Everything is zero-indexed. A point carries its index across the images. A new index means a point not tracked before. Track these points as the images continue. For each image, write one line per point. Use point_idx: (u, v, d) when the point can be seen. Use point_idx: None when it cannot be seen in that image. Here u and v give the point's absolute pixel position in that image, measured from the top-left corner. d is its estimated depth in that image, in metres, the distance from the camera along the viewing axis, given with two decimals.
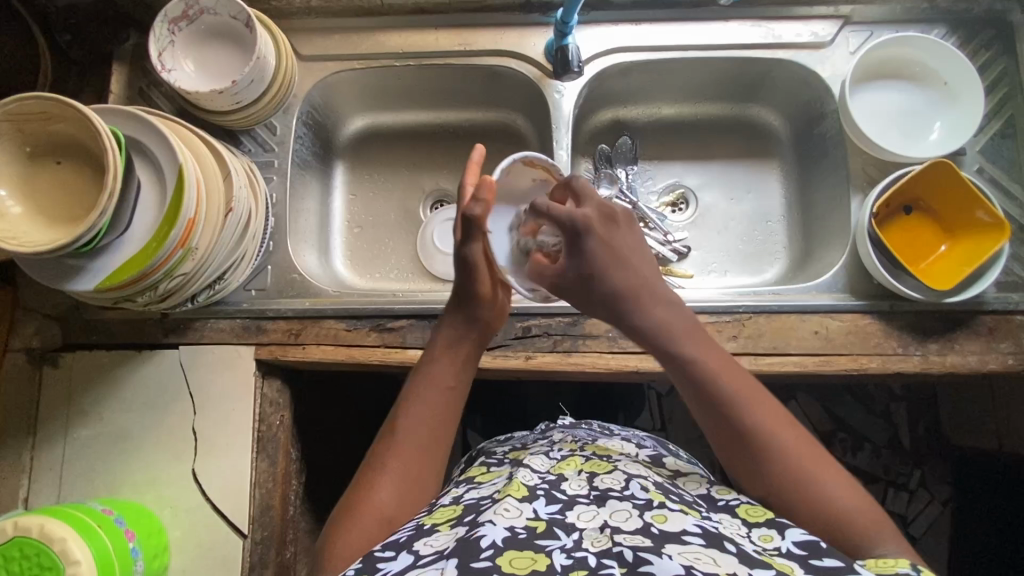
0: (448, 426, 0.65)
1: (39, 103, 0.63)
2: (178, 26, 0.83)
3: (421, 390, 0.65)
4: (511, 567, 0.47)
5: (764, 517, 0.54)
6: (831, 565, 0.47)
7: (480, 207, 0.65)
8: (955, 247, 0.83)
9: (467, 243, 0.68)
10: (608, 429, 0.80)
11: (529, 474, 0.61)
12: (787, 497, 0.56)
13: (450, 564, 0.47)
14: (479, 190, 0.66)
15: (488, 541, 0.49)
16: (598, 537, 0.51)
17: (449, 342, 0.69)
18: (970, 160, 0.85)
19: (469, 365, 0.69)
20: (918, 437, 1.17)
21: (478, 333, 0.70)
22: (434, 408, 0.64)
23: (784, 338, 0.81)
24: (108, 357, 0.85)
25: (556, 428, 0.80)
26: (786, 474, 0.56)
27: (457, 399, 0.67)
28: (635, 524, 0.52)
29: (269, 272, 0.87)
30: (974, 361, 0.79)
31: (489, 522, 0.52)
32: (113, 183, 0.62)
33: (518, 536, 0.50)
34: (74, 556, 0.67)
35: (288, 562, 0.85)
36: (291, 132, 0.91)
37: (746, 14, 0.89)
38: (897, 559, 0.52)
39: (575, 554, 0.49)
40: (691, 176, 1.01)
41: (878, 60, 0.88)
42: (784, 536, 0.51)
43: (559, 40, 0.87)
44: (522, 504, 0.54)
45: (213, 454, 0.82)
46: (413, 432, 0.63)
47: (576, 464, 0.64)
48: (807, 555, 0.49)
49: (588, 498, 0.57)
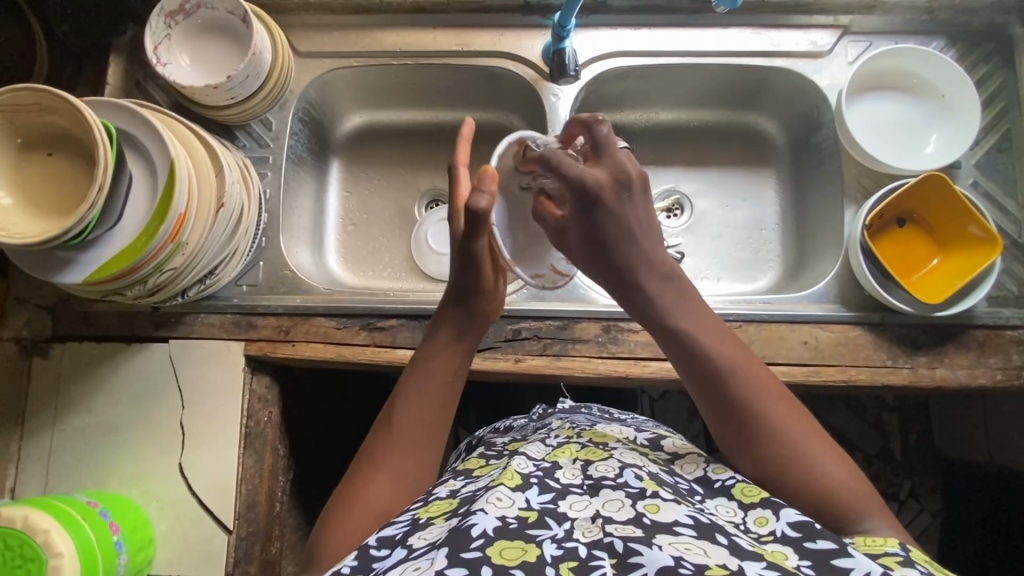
0: (445, 419, 0.65)
1: (32, 94, 0.63)
2: (174, 19, 0.83)
3: (418, 385, 0.65)
4: (501, 559, 0.47)
5: (759, 497, 0.55)
6: (826, 547, 0.48)
7: (486, 199, 0.62)
8: (947, 260, 0.83)
9: (475, 238, 0.65)
10: (608, 415, 0.80)
11: (523, 462, 0.60)
12: (774, 473, 0.57)
13: (441, 553, 0.47)
14: (483, 181, 0.63)
15: (478, 530, 0.48)
16: (589, 527, 0.51)
17: (448, 337, 0.68)
18: (965, 173, 0.85)
19: (466, 361, 0.69)
20: (909, 447, 1.17)
21: (473, 331, 0.70)
22: (431, 404, 0.64)
23: (774, 348, 0.80)
24: (97, 349, 0.85)
25: (553, 414, 0.80)
26: (774, 452, 0.57)
27: (453, 394, 0.66)
28: (627, 513, 0.52)
29: (261, 268, 0.87)
30: (963, 375, 0.79)
31: (480, 511, 0.51)
32: (102, 176, 0.61)
33: (508, 525, 0.50)
34: (56, 549, 0.67)
35: (273, 558, 0.85)
36: (286, 128, 0.90)
37: (745, 21, 0.89)
38: (885, 537, 0.52)
39: (566, 544, 0.49)
40: (686, 182, 1.01)
41: (875, 71, 0.88)
42: (778, 517, 0.52)
43: (556, 43, 0.87)
44: (514, 494, 0.54)
45: (201, 447, 0.82)
46: (409, 428, 0.63)
47: (570, 452, 0.63)
48: (801, 538, 0.50)
49: (581, 489, 0.56)
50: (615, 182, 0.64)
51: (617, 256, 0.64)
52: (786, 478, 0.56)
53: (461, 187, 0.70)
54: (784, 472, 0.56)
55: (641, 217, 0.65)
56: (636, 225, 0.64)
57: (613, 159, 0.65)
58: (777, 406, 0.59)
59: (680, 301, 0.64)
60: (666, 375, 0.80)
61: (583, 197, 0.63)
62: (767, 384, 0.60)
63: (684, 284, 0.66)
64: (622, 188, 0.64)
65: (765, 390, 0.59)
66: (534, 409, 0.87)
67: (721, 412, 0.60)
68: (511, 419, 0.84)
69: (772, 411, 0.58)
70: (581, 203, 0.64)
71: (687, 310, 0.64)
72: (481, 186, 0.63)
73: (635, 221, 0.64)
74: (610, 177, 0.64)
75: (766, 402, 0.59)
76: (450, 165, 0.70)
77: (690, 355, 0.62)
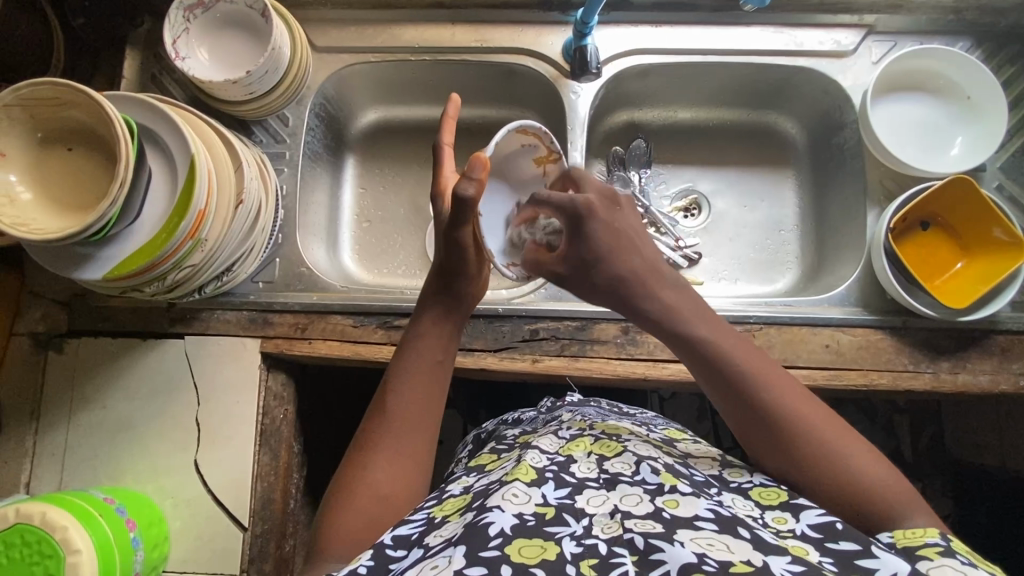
0: (439, 398, 0.63)
1: (53, 88, 0.62)
2: (193, 13, 0.82)
3: (408, 367, 0.63)
4: (521, 557, 0.45)
5: (778, 500, 0.54)
6: (849, 548, 0.47)
7: (475, 186, 0.61)
8: (971, 264, 0.82)
9: (458, 227, 0.65)
10: (616, 409, 0.77)
11: (537, 456, 0.57)
12: (805, 475, 0.55)
13: (458, 551, 0.45)
14: (471, 168, 0.60)
15: (496, 528, 0.47)
16: (608, 523, 0.49)
17: (436, 319, 0.67)
18: (990, 177, 0.84)
19: (456, 339, 0.67)
20: (921, 450, 1.15)
21: (460, 309, 0.69)
22: (424, 381, 0.63)
23: (795, 351, 0.80)
24: (113, 344, 0.84)
25: (562, 406, 0.78)
26: (803, 452, 0.55)
27: (446, 373, 0.65)
28: (646, 508, 0.50)
29: (277, 264, 0.87)
30: (985, 381, 0.78)
31: (497, 508, 0.49)
32: (124, 172, 0.61)
33: (527, 523, 0.48)
34: (75, 545, 0.67)
35: (287, 556, 0.85)
36: (303, 124, 0.90)
37: (768, 19, 0.88)
38: (924, 528, 0.50)
39: (585, 542, 0.48)
40: (704, 182, 1.00)
41: (902, 71, 0.87)
42: (798, 518, 0.51)
43: (577, 40, 0.86)
44: (531, 490, 0.52)
45: (216, 445, 0.82)
46: (403, 407, 0.61)
47: (584, 446, 0.61)
48: (823, 539, 0.48)
49: (597, 483, 0.54)
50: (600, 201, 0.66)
51: (617, 272, 0.63)
52: (818, 479, 0.54)
53: (444, 166, 0.70)
54: (814, 473, 0.55)
55: (632, 229, 0.66)
56: (633, 236, 0.65)
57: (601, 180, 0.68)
58: (801, 406, 0.57)
59: (689, 307, 0.63)
60: (685, 377, 0.80)
61: (574, 221, 0.64)
62: (784, 381, 0.58)
63: (687, 289, 0.64)
64: (612, 206, 0.66)
65: (780, 386, 0.58)
66: (545, 402, 0.85)
67: (742, 416, 0.58)
68: (522, 410, 0.83)
69: (798, 411, 0.57)
70: (576, 231, 0.64)
71: (695, 316, 0.62)
72: (472, 174, 0.60)
73: (631, 232, 0.66)
74: (601, 196, 0.66)
75: (790, 404, 0.57)
76: (434, 143, 0.70)
77: (704, 360, 0.60)
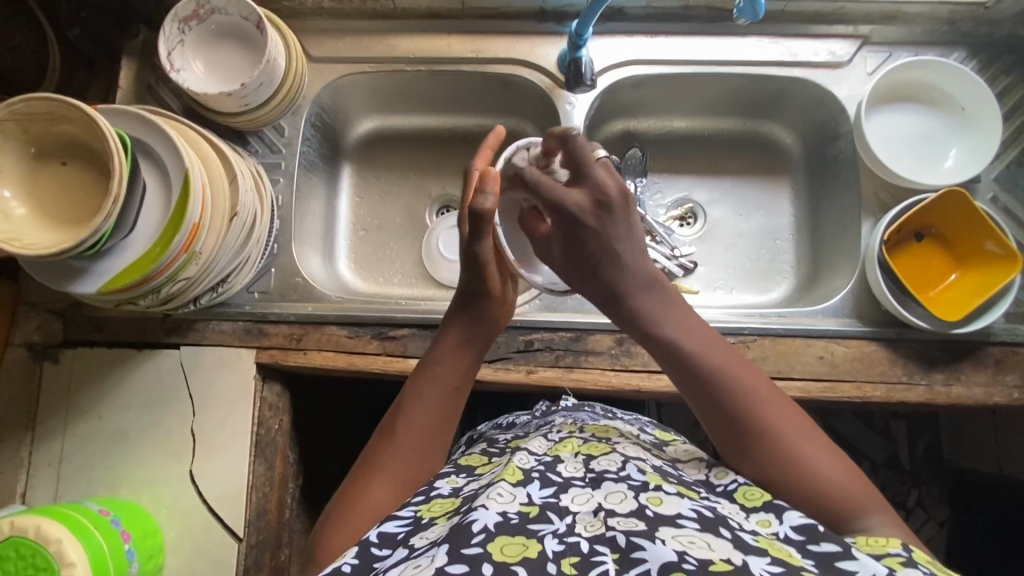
0: (449, 426, 0.63)
1: (45, 104, 0.62)
2: (188, 25, 0.82)
3: (427, 389, 0.62)
4: (502, 556, 0.45)
5: (761, 500, 0.53)
6: (828, 550, 0.46)
7: (489, 200, 0.62)
8: (965, 276, 0.82)
9: (477, 239, 0.64)
10: (609, 414, 0.77)
11: (525, 457, 0.58)
12: (779, 477, 0.54)
13: (442, 549, 0.45)
14: (485, 182, 0.63)
15: (479, 525, 0.47)
16: (591, 522, 0.49)
17: (458, 341, 0.65)
18: (984, 188, 0.84)
19: (474, 368, 0.66)
20: (917, 456, 1.14)
21: (484, 332, 0.67)
22: (436, 410, 0.62)
23: (789, 363, 0.80)
24: (109, 355, 0.85)
25: (556, 411, 0.76)
26: (773, 449, 0.55)
27: (460, 399, 0.64)
28: (630, 505, 0.50)
29: (272, 275, 0.87)
30: (979, 393, 0.78)
31: (482, 507, 0.49)
32: (118, 187, 0.61)
33: (510, 520, 0.48)
34: (68, 558, 0.67)
35: (282, 565, 0.85)
36: (299, 134, 0.90)
37: (763, 30, 0.88)
38: (887, 537, 0.50)
39: (567, 539, 0.47)
40: (700, 191, 1.00)
41: (895, 82, 0.87)
42: (781, 521, 0.51)
43: (572, 52, 0.86)
44: (516, 489, 0.52)
45: (211, 455, 0.82)
46: (416, 431, 0.60)
47: (572, 447, 0.61)
48: (805, 541, 0.48)
49: (583, 481, 0.54)
50: (594, 206, 0.60)
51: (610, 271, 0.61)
52: (795, 482, 0.54)
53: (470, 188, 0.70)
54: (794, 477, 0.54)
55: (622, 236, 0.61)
56: (619, 244, 0.60)
57: (591, 180, 0.60)
58: (778, 410, 0.56)
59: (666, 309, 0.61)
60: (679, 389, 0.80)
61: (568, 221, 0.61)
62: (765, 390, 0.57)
63: (666, 291, 0.62)
64: (603, 211, 0.60)
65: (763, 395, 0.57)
66: (539, 405, 0.84)
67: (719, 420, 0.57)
68: (516, 413, 0.83)
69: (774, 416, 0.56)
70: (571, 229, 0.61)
71: (675, 315, 0.61)
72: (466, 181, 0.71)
73: (618, 241, 0.60)
74: (591, 200, 0.60)
75: (764, 406, 0.56)
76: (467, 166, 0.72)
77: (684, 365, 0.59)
